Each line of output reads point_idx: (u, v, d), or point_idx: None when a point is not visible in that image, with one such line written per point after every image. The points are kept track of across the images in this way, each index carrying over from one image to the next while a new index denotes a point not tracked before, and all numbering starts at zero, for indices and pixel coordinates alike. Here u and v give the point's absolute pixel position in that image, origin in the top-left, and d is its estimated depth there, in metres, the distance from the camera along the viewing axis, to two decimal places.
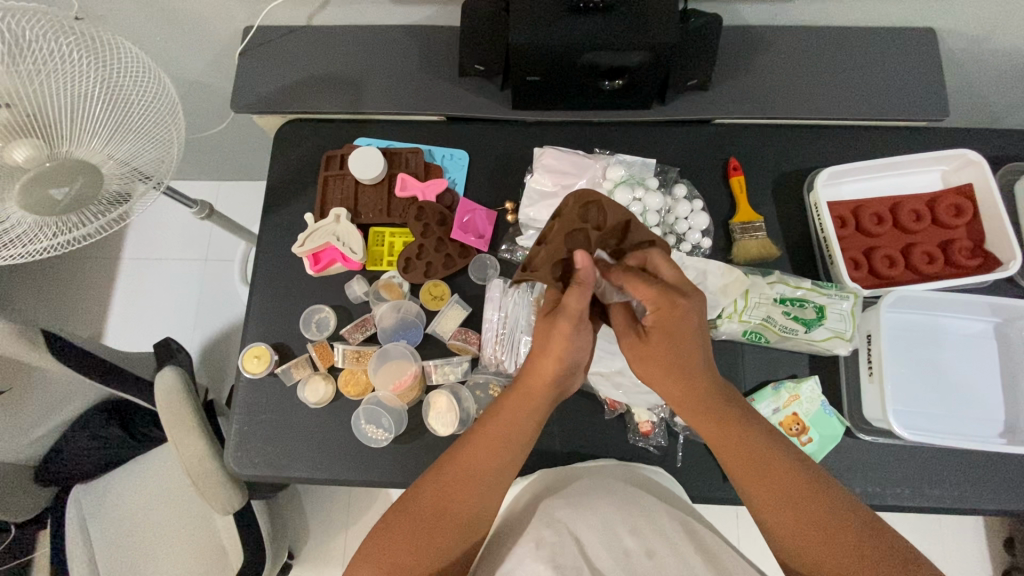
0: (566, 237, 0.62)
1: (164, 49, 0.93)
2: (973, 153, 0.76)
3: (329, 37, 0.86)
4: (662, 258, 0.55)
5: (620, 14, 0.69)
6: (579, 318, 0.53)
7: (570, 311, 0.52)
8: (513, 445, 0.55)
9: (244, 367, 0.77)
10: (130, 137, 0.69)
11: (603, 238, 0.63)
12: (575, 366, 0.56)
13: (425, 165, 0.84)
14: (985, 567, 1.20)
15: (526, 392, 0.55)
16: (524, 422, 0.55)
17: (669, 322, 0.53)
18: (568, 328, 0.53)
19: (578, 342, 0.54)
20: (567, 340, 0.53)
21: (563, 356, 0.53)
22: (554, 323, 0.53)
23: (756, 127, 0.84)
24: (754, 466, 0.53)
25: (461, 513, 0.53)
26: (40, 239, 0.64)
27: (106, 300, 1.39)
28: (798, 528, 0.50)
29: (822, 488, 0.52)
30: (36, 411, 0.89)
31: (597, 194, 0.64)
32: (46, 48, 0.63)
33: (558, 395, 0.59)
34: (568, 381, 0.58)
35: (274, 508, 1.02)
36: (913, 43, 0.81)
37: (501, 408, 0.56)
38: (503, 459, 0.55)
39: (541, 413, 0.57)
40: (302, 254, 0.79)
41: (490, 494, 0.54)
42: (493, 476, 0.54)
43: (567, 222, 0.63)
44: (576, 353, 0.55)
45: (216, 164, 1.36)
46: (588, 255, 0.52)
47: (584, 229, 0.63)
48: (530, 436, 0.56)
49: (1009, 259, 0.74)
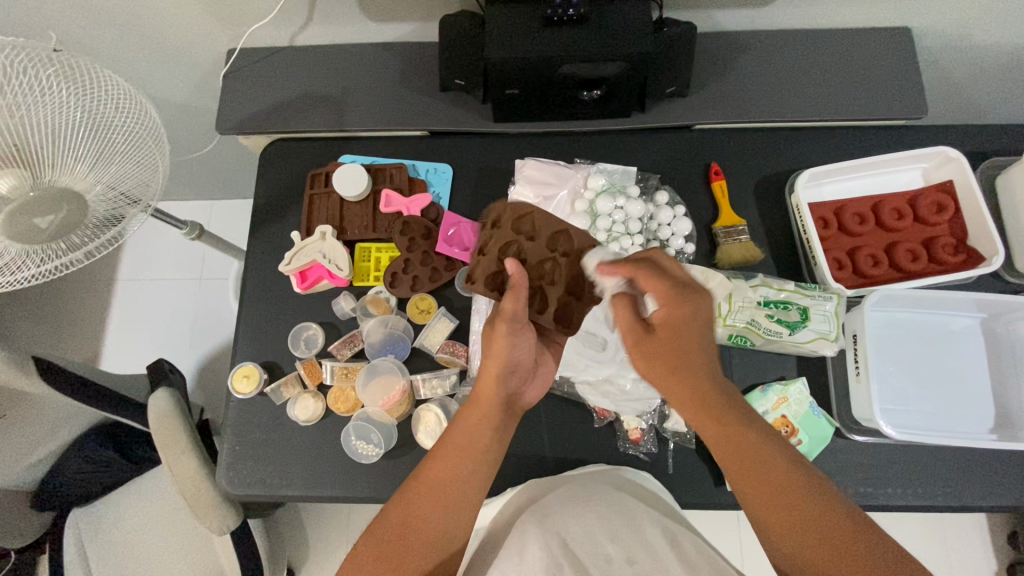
0: (504, 249, 0.70)
1: (150, 73, 0.94)
2: (952, 149, 0.77)
3: (311, 57, 0.87)
4: (666, 257, 0.60)
5: (595, 24, 0.70)
6: (513, 318, 0.58)
7: (506, 314, 0.58)
8: (475, 454, 0.56)
9: (234, 388, 0.77)
10: (115, 161, 0.69)
11: (537, 248, 0.70)
12: (518, 367, 0.60)
13: (409, 180, 0.85)
14: (990, 564, 1.20)
15: (477, 401, 0.57)
16: (482, 430, 0.56)
17: (680, 317, 0.56)
18: (504, 330, 0.58)
19: (515, 342, 0.58)
20: (505, 341, 0.57)
21: (504, 356, 0.57)
22: (493, 327, 0.59)
23: (736, 131, 0.85)
24: (750, 467, 0.52)
25: (431, 528, 0.53)
26: (28, 266, 0.65)
27: (102, 323, 1.40)
28: (796, 533, 0.49)
29: (822, 498, 0.50)
30: (30, 437, 0.90)
31: (529, 206, 0.71)
32: (28, 78, 0.64)
33: (512, 402, 0.60)
34: (518, 384, 0.60)
35: (271, 527, 1.02)
36: (888, 43, 0.81)
37: (459, 419, 0.57)
38: (467, 469, 0.55)
39: (499, 422, 0.57)
40: (289, 272, 0.80)
41: (461, 506, 0.54)
42: (460, 487, 0.54)
43: (501, 236, 0.70)
44: (515, 354, 0.59)
45: (207, 184, 1.37)
46: (517, 262, 0.61)
47: (518, 240, 0.70)
48: (494, 444, 0.57)
49: (992, 255, 0.74)
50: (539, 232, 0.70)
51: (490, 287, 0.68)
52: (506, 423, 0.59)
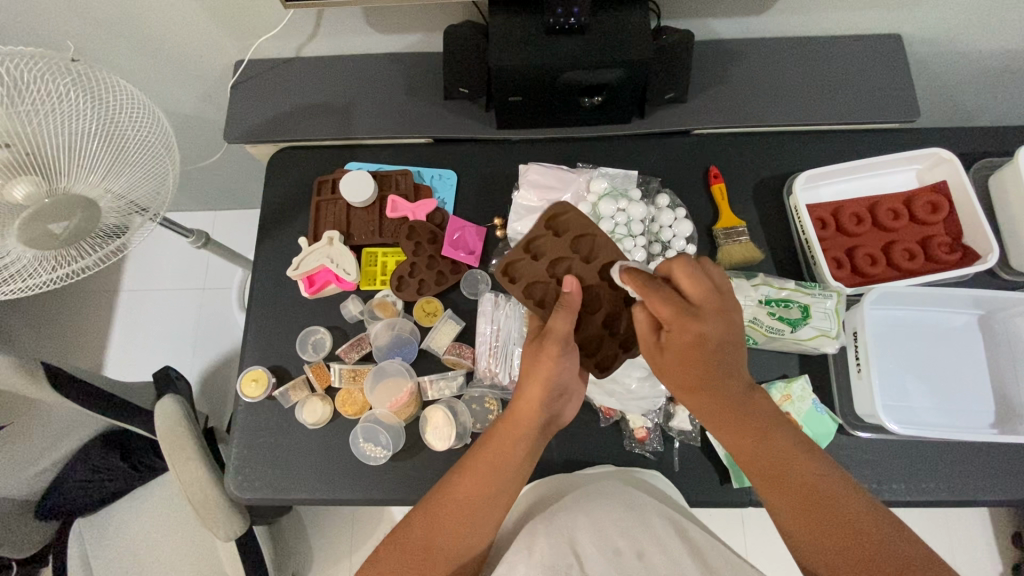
0: (555, 263, 0.70)
1: (160, 84, 0.96)
2: (945, 150, 0.79)
3: (318, 67, 0.89)
4: (685, 269, 0.54)
5: (593, 33, 0.72)
6: (565, 339, 0.59)
7: (558, 333, 0.59)
8: (508, 474, 0.57)
9: (243, 392, 0.78)
10: (127, 171, 0.71)
11: (588, 270, 0.70)
12: (562, 390, 0.60)
13: (414, 186, 0.86)
14: (995, 565, 1.19)
15: (515, 420, 0.58)
16: (515, 449, 0.57)
17: (692, 348, 0.53)
18: (555, 350, 0.58)
19: (564, 365, 0.59)
20: (554, 364, 0.57)
21: (551, 378, 0.58)
22: (544, 345, 0.59)
23: (735, 135, 0.86)
24: (771, 475, 0.54)
25: (455, 544, 0.54)
26: (39, 273, 0.66)
27: (105, 333, 1.40)
28: (817, 530, 0.51)
29: (846, 499, 0.52)
30: (38, 445, 0.90)
31: (594, 229, 0.71)
32: (44, 88, 0.65)
33: (550, 420, 0.61)
34: (558, 407, 0.61)
35: (276, 534, 1.02)
36: (879, 49, 0.84)
37: (490, 439, 0.58)
38: (496, 488, 0.56)
39: (533, 440, 0.58)
40: (297, 278, 0.81)
41: (481, 523, 0.55)
42: (485, 507, 0.55)
43: (558, 248, 0.70)
44: (563, 376, 0.59)
45: (210, 195, 1.38)
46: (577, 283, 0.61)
47: (573, 259, 0.70)
48: (523, 463, 0.58)
49: (987, 252, 0.76)
50: (596, 257, 0.70)
51: (528, 296, 0.69)
52: (537, 443, 0.60)
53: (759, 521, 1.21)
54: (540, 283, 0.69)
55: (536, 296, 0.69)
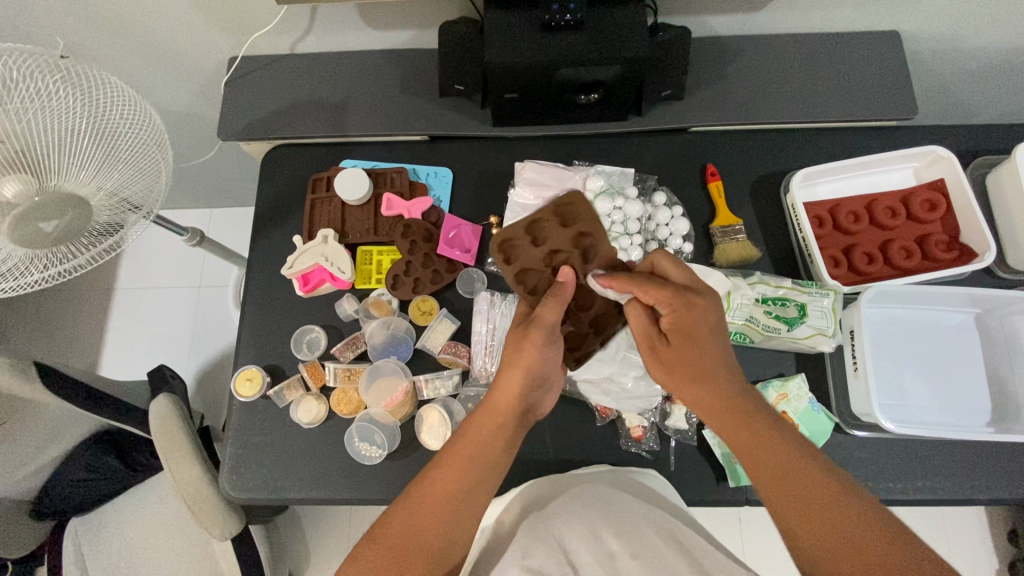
0: (553, 255, 0.73)
1: (153, 80, 0.96)
2: (942, 148, 0.78)
3: (313, 63, 0.88)
4: (673, 261, 0.61)
5: (590, 30, 0.71)
6: (550, 328, 0.61)
7: (544, 322, 0.61)
8: (488, 461, 0.57)
9: (238, 391, 0.78)
10: (119, 168, 0.70)
11: (583, 264, 0.72)
12: (542, 381, 0.62)
13: (410, 184, 0.85)
14: (991, 562, 1.20)
15: (495, 408, 0.59)
16: (495, 437, 0.58)
17: (693, 329, 0.58)
18: (539, 339, 0.60)
19: (546, 355, 0.60)
20: (536, 350, 0.59)
21: (530, 365, 0.59)
22: (528, 332, 0.61)
23: (732, 133, 0.86)
24: (767, 467, 0.54)
25: (437, 534, 0.53)
26: (30, 272, 0.65)
27: (100, 331, 1.40)
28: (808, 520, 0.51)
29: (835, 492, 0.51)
30: (32, 444, 0.89)
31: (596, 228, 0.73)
32: (35, 86, 0.64)
33: (529, 411, 0.62)
34: (537, 395, 0.62)
35: (272, 533, 1.01)
36: (878, 45, 0.83)
37: (470, 427, 0.59)
38: (477, 476, 0.56)
39: (512, 429, 0.59)
40: (292, 276, 0.80)
41: (462, 514, 0.54)
42: (467, 496, 0.55)
43: (558, 240, 0.73)
44: (544, 366, 0.61)
45: (205, 192, 1.37)
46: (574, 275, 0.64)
47: (570, 252, 0.72)
48: (503, 453, 0.58)
49: (984, 251, 0.76)
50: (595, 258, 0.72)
51: (522, 283, 0.72)
52: (517, 433, 0.60)
53: (756, 518, 1.22)
54: (533, 272, 0.72)
55: (528, 283, 0.72)
